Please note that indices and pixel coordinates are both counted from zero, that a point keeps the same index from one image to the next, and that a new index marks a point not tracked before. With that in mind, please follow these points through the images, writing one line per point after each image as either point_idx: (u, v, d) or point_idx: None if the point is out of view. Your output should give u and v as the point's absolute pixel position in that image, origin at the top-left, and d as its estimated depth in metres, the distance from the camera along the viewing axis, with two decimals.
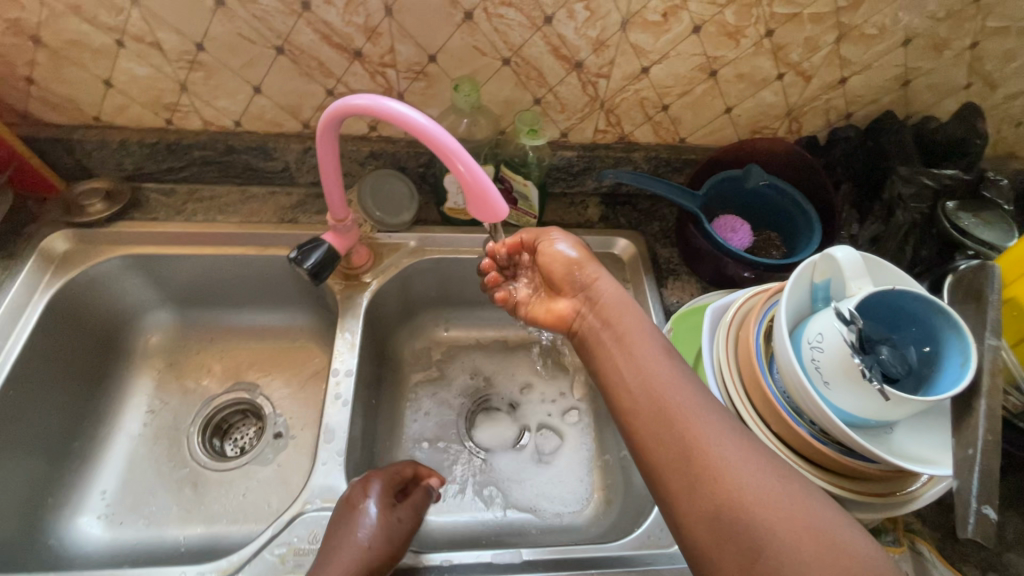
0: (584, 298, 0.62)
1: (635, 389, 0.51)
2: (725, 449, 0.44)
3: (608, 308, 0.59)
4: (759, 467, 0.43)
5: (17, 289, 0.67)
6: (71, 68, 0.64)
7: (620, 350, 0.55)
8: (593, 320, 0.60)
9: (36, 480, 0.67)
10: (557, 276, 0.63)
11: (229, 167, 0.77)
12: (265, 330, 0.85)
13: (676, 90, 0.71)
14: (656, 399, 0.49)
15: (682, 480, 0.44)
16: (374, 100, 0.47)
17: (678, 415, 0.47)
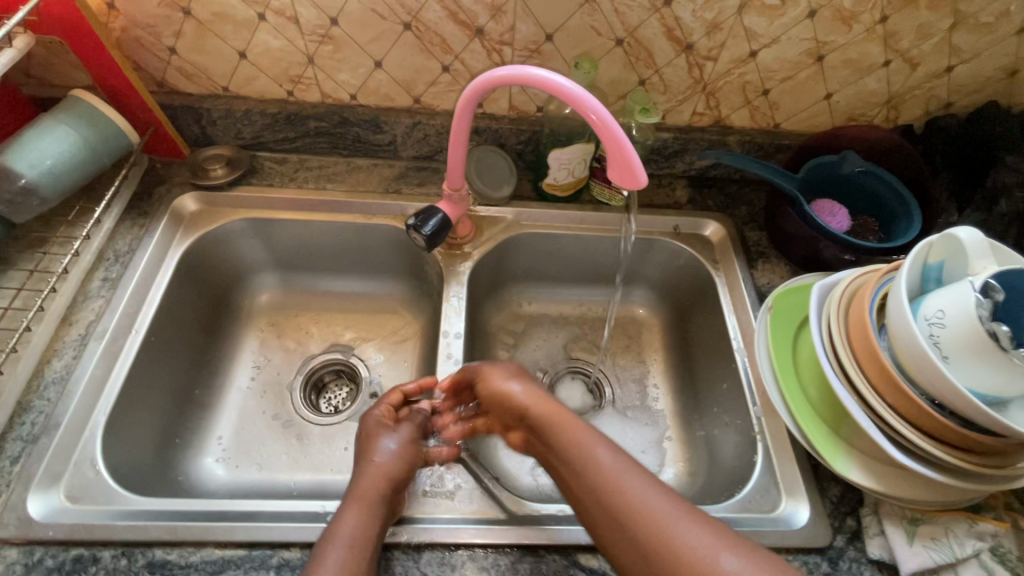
0: (523, 426, 0.59)
1: (587, 469, 0.51)
2: (657, 511, 0.46)
3: (540, 412, 0.57)
4: (693, 528, 0.44)
5: (153, 244, 0.72)
6: (213, 39, 0.69)
7: (553, 455, 0.54)
8: (539, 442, 0.57)
9: (169, 418, 0.72)
10: (500, 408, 0.61)
11: (339, 139, 0.81)
12: (359, 296, 0.89)
13: (780, 74, 0.72)
14: (592, 476, 0.50)
15: (636, 557, 0.45)
16: (519, 70, 0.52)
17: (618, 490, 0.48)
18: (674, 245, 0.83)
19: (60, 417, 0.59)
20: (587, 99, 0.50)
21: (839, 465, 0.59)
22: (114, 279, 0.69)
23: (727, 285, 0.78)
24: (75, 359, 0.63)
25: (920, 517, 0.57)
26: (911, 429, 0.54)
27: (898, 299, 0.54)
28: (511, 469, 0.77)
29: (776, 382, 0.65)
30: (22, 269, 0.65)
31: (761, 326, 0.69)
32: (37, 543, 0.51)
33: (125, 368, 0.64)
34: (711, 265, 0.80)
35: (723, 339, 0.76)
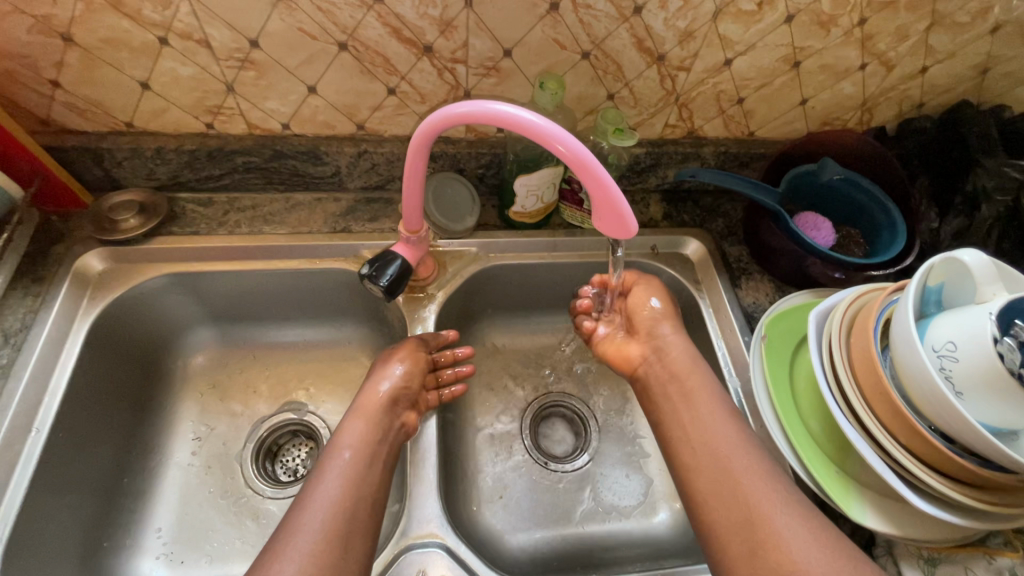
0: (655, 346, 0.64)
1: (697, 446, 0.54)
2: (768, 490, 0.48)
3: (678, 361, 0.61)
4: (799, 522, 0.46)
5: (54, 314, 0.61)
6: (106, 69, 0.57)
7: (682, 406, 0.58)
8: (659, 370, 0.62)
9: (93, 522, 0.61)
10: (637, 322, 0.66)
11: (273, 173, 0.71)
12: (311, 345, 0.80)
13: (755, 82, 0.68)
14: (721, 461, 0.51)
15: (744, 546, 0.46)
16: (479, 105, 0.45)
17: (739, 475, 0.50)
18: (653, 267, 0.77)
19: None
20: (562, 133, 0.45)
21: (854, 511, 0.53)
22: (4, 365, 0.57)
23: (712, 307, 0.73)
24: None
25: (937, 556, 0.53)
26: (926, 470, 0.50)
27: (905, 329, 0.50)
28: (499, 525, 0.70)
29: (777, 419, 0.60)
30: None
31: (756, 356, 0.64)
32: None
33: (23, 486, 0.53)
34: (694, 287, 0.75)
35: (713, 369, 0.71)
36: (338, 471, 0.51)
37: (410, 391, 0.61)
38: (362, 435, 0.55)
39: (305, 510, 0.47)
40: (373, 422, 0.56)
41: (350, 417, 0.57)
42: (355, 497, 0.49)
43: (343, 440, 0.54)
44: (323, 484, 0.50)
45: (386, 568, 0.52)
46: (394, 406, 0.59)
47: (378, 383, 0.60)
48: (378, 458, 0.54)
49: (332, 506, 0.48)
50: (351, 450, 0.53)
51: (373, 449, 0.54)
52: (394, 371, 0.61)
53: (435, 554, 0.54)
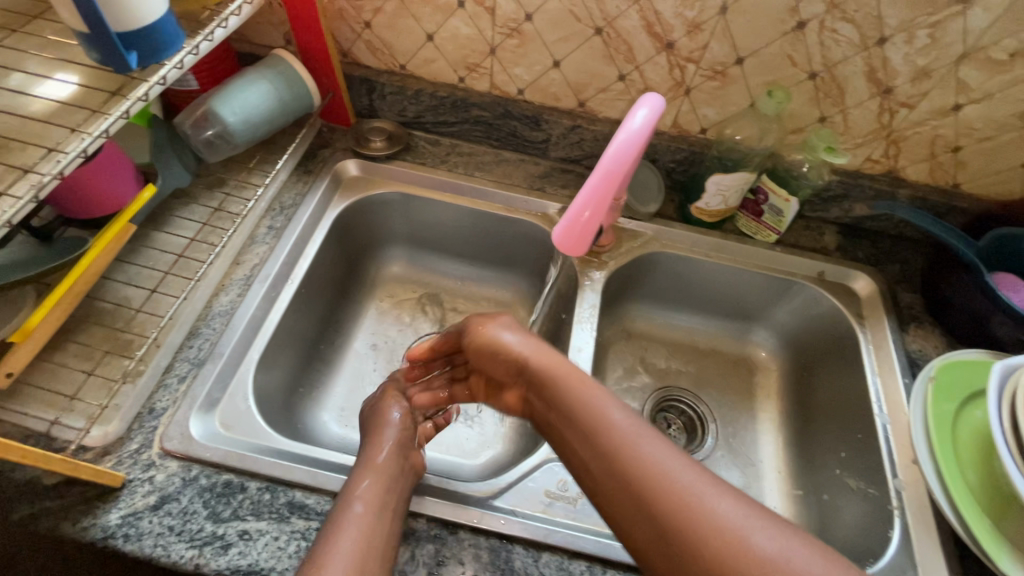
0: (526, 382, 0.58)
1: (584, 448, 0.49)
2: (680, 478, 0.43)
3: (549, 387, 0.55)
4: (728, 503, 0.41)
5: (316, 200, 0.76)
6: (408, 19, 0.72)
7: (565, 421, 0.51)
8: (541, 405, 0.56)
9: (298, 370, 0.75)
10: (501, 368, 0.61)
11: (495, 130, 0.83)
12: (477, 285, 0.90)
13: (979, 133, 0.67)
14: (616, 465, 0.46)
15: (670, 563, 0.41)
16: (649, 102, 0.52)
17: (648, 482, 0.44)
18: (817, 292, 0.78)
19: (223, 348, 0.62)
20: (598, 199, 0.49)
21: (1004, 564, 0.53)
22: (278, 228, 0.72)
23: (873, 343, 0.73)
24: (239, 296, 0.66)
25: None
26: None
27: None
28: None
29: (932, 460, 0.61)
30: (204, 205, 0.70)
31: (918, 398, 0.65)
32: (195, 461, 0.55)
33: (280, 314, 0.67)
34: (856, 320, 0.75)
35: (861, 401, 0.70)
36: (350, 526, 0.48)
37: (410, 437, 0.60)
38: (374, 485, 0.52)
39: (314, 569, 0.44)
40: (385, 476, 0.53)
41: (360, 472, 0.54)
42: (371, 559, 0.46)
43: (360, 481, 0.52)
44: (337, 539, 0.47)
45: (534, 470, 0.60)
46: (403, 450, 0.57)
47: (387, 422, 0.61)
48: (390, 507, 0.51)
49: (349, 569, 0.45)
50: (362, 501, 0.50)
51: (387, 495, 0.52)
52: (392, 417, 0.61)
53: None
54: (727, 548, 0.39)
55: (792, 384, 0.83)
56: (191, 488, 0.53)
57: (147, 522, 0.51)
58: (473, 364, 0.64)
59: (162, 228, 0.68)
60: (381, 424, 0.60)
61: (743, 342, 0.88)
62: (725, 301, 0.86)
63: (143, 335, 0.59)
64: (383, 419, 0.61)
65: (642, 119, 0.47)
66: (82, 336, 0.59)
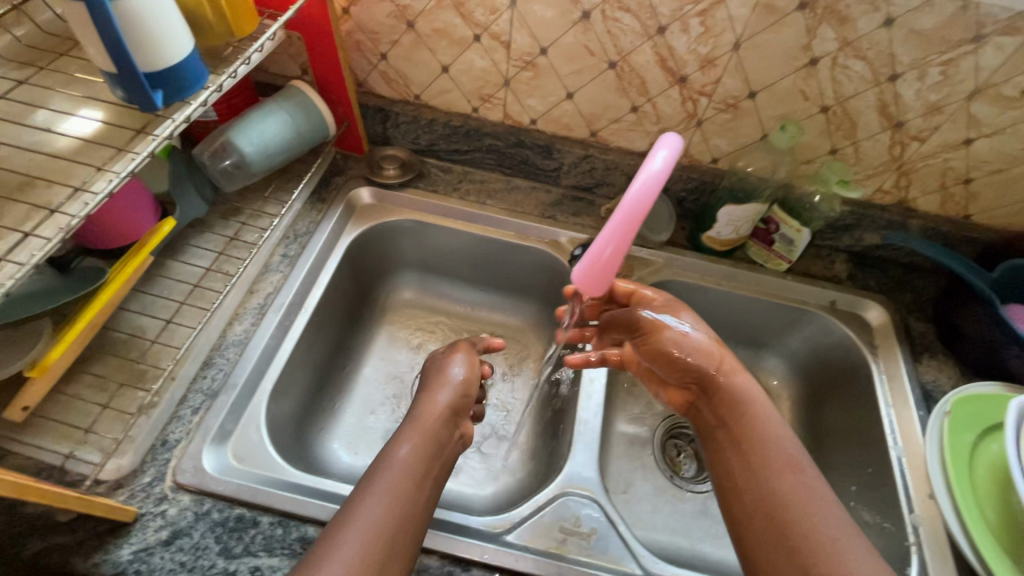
0: (698, 388, 0.61)
1: (745, 467, 0.53)
2: (825, 527, 0.47)
3: (722, 402, 0.58)
4: (873, 568, 0.44)
5: (330, 229, 0.77)
6: (424, 51, 0.73)
7: (733, 448, 0.55)
8: (707, 409, 0.60)
9: (308, 397, 0.75)
10: (663, 362, 0.62)
11: (507, 158, 0.84)
12: (487, 309, 0.90)
13: (990, 166, 0.68)
14: (767, 492, 0.50)
15: None
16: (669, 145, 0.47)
17: (796, 517, 0.48)
18: (828, 321, 0.78)
19: (236, 379, 0.62)
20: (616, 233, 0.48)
21: None
22: (292, 256, 0.73)
23: (886, 374, 0.73)
24: (253, 326, 0.66)
25: None
26: None
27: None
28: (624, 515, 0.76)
29: (950, 494, 0.61)
30: (219, 234, 0.71)
31: (935, 430, 0.65)
32: (208, 495, 0.54)
33: (292, 343, 0.67)
34: (870, 350, 0.75)
35: (875, 432, 0.70)
36: (385, 486, 0.50)
37: (466, 398, 0.63)
38: (416, 448, 0.55)
39: (349, 523, 0.46)
40: (432, 442, 0.56)
41: (403, 434, 0.56)
42: (398, 524, 0.48)
43: (402, 443, 0.55)
44: (369, 498, 0.49)
45: (545, 503, 0.59)
46: (454, 416, 0.61)
47: (445, 377, 0.64)
48: (430, 475, 0.54)
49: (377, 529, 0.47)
50: (403, 462, 0.53)
51: (428, 464, 0.54)
52: (454, 375, 0.64)
53: (590, 507, 0.60)
54: None
55: (803, 413, 0.82)
56: (204, 522, 0.53)
57: (159, 558, 0.50)
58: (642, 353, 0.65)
59: (178, 256, 0.68)
60: (440, 382, 0.63)
61: (754, 368, 0.87)
62: (735, 328, 0.86)
63: (158, 366, 0.59)
64: (446, 380, 0.63)
65: (662, 161, 0.46)
66: (97, 366, 0.59)
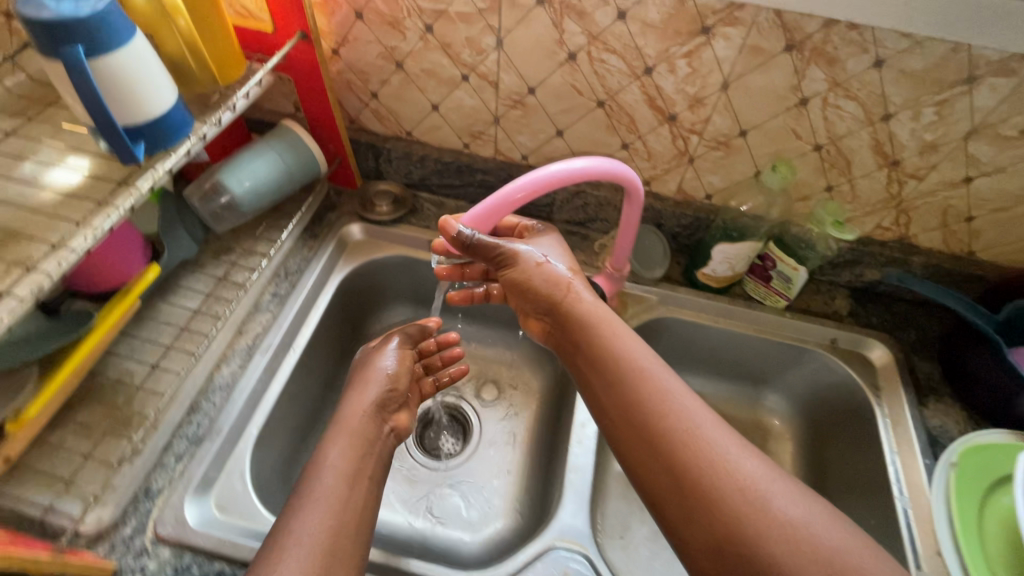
0: (552, 319, 0.62)
1: (614, 394, 0.54)
2: (703, 429, 0.49)
3: (580, 330, 0.59)
4: (749, 459, 0.47)
5: (320, 267, 0.77)
6: (414, 90, 0.73)
7: (596, 376, 0.56)
8: (567, 341, 0.60)
9: (299, 439, 0.74)
10: (529, 297, 0.62)
11: (499, 193, 0.83)
12: (483, 345, 0.90)
13: (993, 204, 0.66)
14: (638, 410, 0.51)
15: (683, 507, 0.46)
16: (598, 162, 0.58)
17: (665, 429, 0.49)
18: (829, 360, 0.76)
19: (222, 425, 0.62)
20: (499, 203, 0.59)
21: None
22: (282, 295, 0.73)
23: (889, 417, 0.70)
24: (240, 368, 0.66)
25: None
26: None
27: None
28: (618, 564, 0.71)
29: (954, 541, 0.59)
30: (210, 274, 0.71)
31: (939, 482, 0.63)
32: (187, 548, 0.54)
33: (279, 386, 0.67)
34: (872, 390, 0.73)
35: (880, 481, 0.67)
36: (323, 495, 0.50)
37: (394, 393, 0.64)
38: (347, 452, 0.55)
39: (289, 551, 0.44)
40: (360, 441, 0.57)
41: (334, 434, 0.57)
42: (341, 531, 0.48)
43: (335, 451, 0.55)
44: (306, 509, 0.49)
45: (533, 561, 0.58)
46: (381, 412, 0.61)
47: (376, 367, 0.65)
48: (363, 474, 0.54)
49: (317, 532, 0.47)
50: (333, 467, 0.53)
51: (360, 464, 0.54)
52: (382, 370, 0.64)
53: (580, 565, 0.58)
54: (748, 500, 0.44)
55: (806, 454, 0.80)
56: None
57: None
58: (511, 290, 0.64)
59: (168, 297, 0.68)
60: (367, 375, 0.64)
61: (754, 406, 0.84)
62: (735, 366, 0.83)
63: (143, 413, 0.59)
64: (372, 376, 0.63)
65: (579, 163, 0.57)
66: (83, 414, 0.59)
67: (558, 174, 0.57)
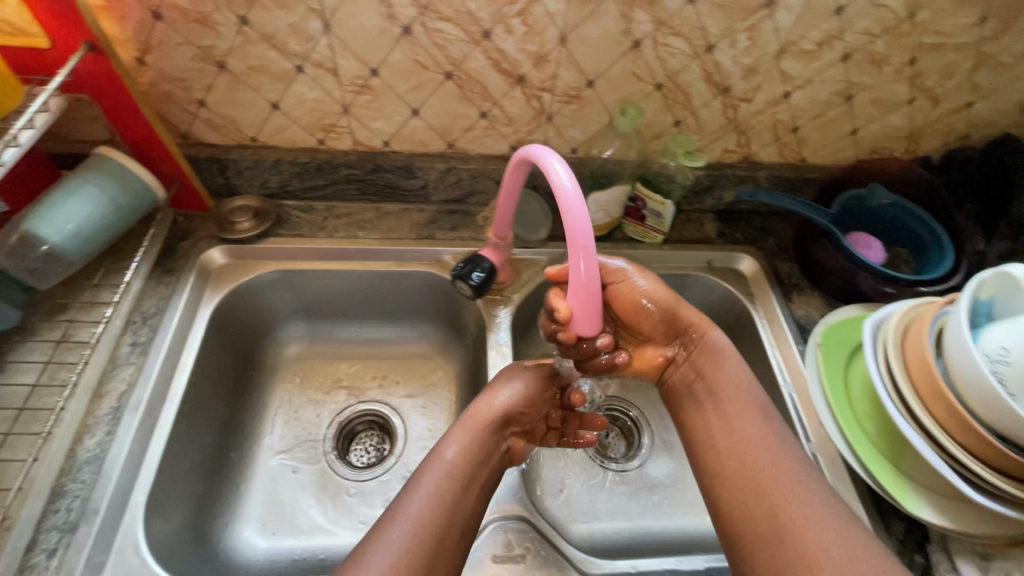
0: (679, 344, 0.69)
1: (728, 432, 0.61)
2: (810, 490, 0.54)
3: (708, 366, 0.66)
4: (827, 526, 0.51)
5: (182, 303, 0.69)
6: (246, 91, 0.67)
7: (711, 404, 0.64)
8: (687, 369, 0.68)
9: (200, 496, 0.68)
10: (644, 329, 0.69)
11: (369, 185, 0.79)
12: (389, 342, 0.87)
13: (810, 113, 0.74)
14: (741, 448, 0.59)
15: (768, 537, 0.52)
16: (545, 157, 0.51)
17: (770, 484, 0.55)
18: (708, 280, 0.83)
19: (98, 503, 0.54)
20: (590, 251, 0.49)
21: (909, 504, 0.58)
22: (144, 343, 0.65)
23: (765, 318, 0.78)
24: (109, 436, 0.58)
25: (992, 552, 0.56)
26: (980, 466, 0.53)
27: (963, 329, 0.54)
28: (559, 515, 0.76)
29: (832, 415, 0.65)
30: (46, 338, 0.62)
31: (810, 360, 0.70)
32: None
33: (162, 443, 0.60)
34: (748, 299, 0.80)
35: (767, 376, 0.75)
36: (424, 493, 0.53)
37: (522, 413, 0.64)
38: (464, 448, 0.58)
39: (389, 527, 0.50)
40: (468, 442, 0.59)
41: (449, 437, 0.59)
42: (432, 532, 0.50)
43: (444, 454, 0.57)
44: (413, 496, 0.53)
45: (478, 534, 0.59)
46: (501, 426, 0.62)
47: (494, 393, 0.63)
48: (475, 482, 0.57)
49: (420, 543, 0.49)
50: (452, 464, 0.56)
51: (469, 469, 0.57)
52: (513, 382, 0.65)
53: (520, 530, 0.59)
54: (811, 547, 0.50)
55: None
56: None
57: None
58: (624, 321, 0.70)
59: None
60: (489, 390, 0.64)
61: None
62: None
63: None
64: (494, 384, 0.65)
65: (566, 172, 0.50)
66: None
67: (574, 184, 0.50)
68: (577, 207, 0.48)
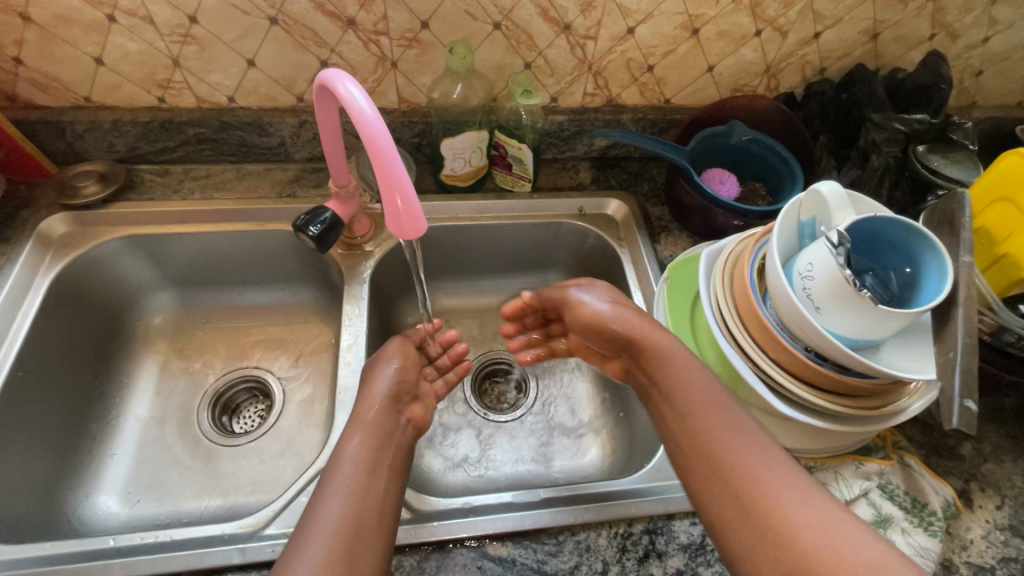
0: (605, 337, 0.64)
1: (649, 400, 0.55)
2: (738, 443, 0.47)
3: (623, 342, 0.62)
4: (777, 477, 0.44)
5: (17, 272, 0.68)
6: (62, 45, 0.64)
7: (636, 373, 0.58)
8: (610, 352, 0.63)
9: (52, 463, 0.66)
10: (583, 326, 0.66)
11: (223, 145, 0.77)
12: (267, 308, 0.85)
13: (660, 50, 0.74)
14: (675, 408, 0.52)
15: (724, 503, 0.44)
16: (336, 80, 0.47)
17: (700, 435, 0.49)
18: (578, 226, 0.82)
19: None
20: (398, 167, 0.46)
21: None
22: None
23: (632, 259, 0.79)
24: None
25: (813, 465, 0.59)
26: (793, 381, 0.55)
27: (773, 254, 0.55)
28: (437, 466, 0.74)
29: None
30: None
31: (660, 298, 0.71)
32: None
33: None
34: (617, 244, 0.81)
35: None
36: (341, 483, 0.48)
37: (406, 386, 0.60)
38: (366, 437, 0.53)
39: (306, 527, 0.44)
40: (375, 430, 0.54)
41: (351, 428, 0.54)
42: (356, 520, 0.45)
43: (347, 443, 0.52)
44: (325, 499, 0.47)
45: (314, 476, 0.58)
46: (396, 403, 0.58)
47: (380, 372, 0.60)
48: (384, 463, 0.51)
49: (338, 530, 0.44)
50: (352, 459, 0.50)
51: (379, 452, 0.52)
52: (388, 367, 0.61)
53: None
54: (769, 510, 0.42)
55: None
56: None
57: None
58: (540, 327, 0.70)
59: None
60: (377, 371, 0.61)
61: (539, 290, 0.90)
62: (514, 259, 0.87)
63: None
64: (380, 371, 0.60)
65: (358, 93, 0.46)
66: None
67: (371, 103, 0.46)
68: (373, 119, 0.45)
